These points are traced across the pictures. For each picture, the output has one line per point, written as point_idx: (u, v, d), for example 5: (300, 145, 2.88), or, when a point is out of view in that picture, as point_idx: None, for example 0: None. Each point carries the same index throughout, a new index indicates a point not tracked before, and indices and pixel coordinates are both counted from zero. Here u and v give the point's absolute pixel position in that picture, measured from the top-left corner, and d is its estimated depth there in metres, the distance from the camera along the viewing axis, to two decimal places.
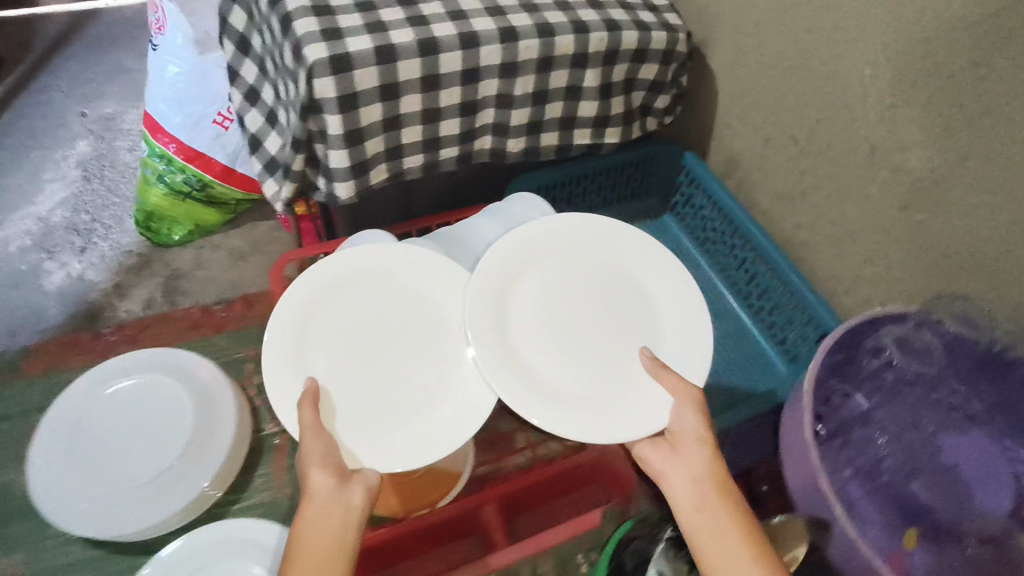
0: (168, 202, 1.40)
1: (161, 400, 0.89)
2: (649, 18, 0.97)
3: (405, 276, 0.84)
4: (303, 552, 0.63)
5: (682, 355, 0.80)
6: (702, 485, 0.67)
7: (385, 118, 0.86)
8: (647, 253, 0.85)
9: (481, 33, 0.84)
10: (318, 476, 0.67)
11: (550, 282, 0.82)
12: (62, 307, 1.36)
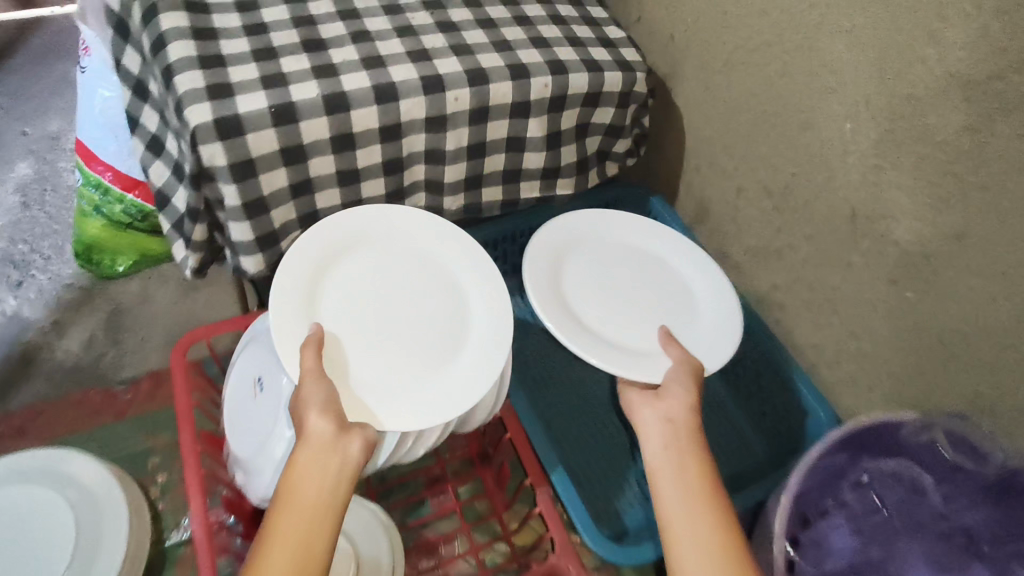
0: (108, 233, 1.21)
1: (40, 510, 0.81)
2: (602, 55, 0.86)
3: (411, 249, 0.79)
4: (291, 501, 0.56)
5: (711, 341, 0.79)
6: (671, 426, 0.63)
7: (293, 184, 0.74)
8: (682, 249, 0.89)
9: (400, 83, 0.72)
10: (318, 422, 0.60)
11: (587, 270, 0.84)
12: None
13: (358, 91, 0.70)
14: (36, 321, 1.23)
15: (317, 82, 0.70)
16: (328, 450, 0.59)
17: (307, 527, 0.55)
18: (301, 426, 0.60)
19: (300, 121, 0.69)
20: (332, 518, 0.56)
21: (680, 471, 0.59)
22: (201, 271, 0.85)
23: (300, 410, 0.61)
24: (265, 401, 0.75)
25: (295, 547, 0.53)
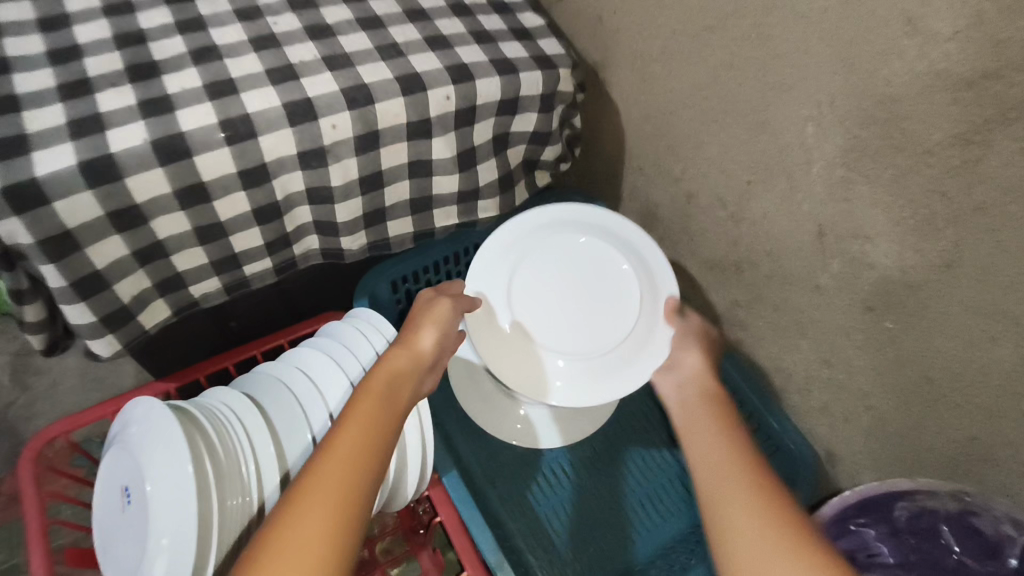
0: None
1: None
2: (517, 52, 0.71)
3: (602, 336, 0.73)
4: (378, 391, 0.54)
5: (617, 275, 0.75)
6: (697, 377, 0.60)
7: (137, 249, 0.59)
8: None
9: (257, 115, 0.58)
10: (427, 336, 0.62)
11: None
12: None
13: (201, 132, 0.56)
14: None
15: (146, 122, 0.55)
16: (417, 362, 0.59)
17: (377, 418, 0.51)
18: (412, 332, 0.62)
19: (128, 177, 0.54)
20: (390, 422, 0.52)
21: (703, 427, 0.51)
22: (53, 352, 0.69)
23: (415, 323, 0.63)
24: (134, 516, 0.60)
25: (351, 446, 0.48)
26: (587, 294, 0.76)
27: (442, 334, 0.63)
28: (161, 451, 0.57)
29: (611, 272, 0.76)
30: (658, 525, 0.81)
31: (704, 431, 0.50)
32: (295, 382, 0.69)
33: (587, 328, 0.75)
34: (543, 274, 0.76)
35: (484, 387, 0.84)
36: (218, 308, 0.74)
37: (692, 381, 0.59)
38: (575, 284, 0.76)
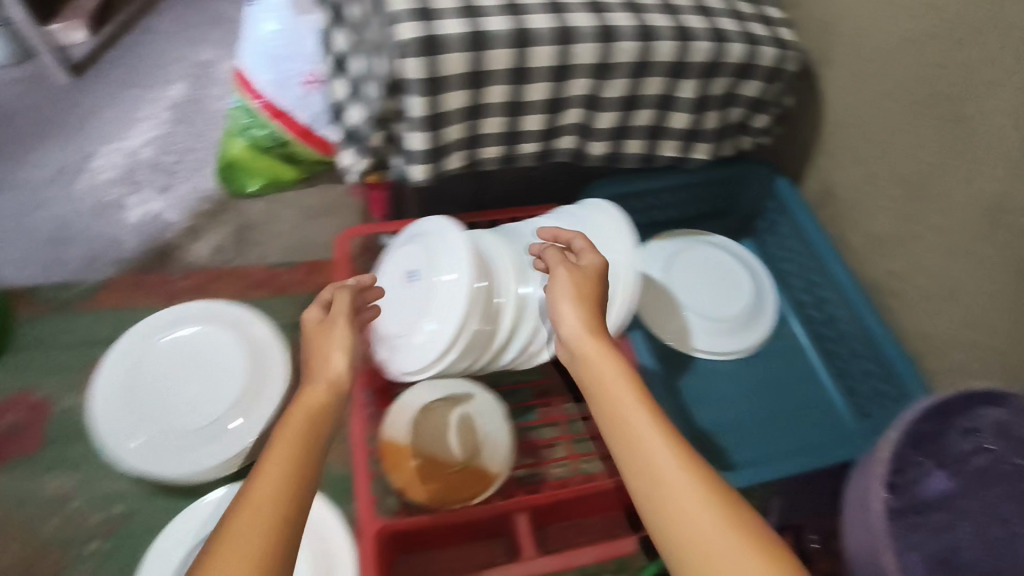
0: (250, 155, 1.38)
1: (214, 363, 0.86)
2: (759, 32, 0.91)
3: (716, 320, 1.01)
4: (303, 418, 0.53)
5: (742, 292, 1.03)
6: (584, 335, 0.60)
7: (467, 105, 0.83)
8: (709, 281, 1.04)
9: (578, 29, 0.81)
10: (339, 357, 0.60)
11: (688, 288, 1.03)
12: (133, 239, 1.39)
13: (541, 30, 0.80)
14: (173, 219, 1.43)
15: (506, 18, 0.79)
16: (337, 388, 0.58)
17: (298, 451, 0.51)
18: (322, 357, 0.61)
19: (488, 50, 0.79)
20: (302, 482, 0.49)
21: (602, 377, 0.56)
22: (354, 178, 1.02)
23: (320, 347, 0.61)
24: (416, 291, 0.85)
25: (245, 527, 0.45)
26: (721, 280, 1.04)
27: (352, 354, 0.62)
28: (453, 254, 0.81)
29: (732, 271, 1.06)
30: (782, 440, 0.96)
31: (637, 420, 0.53)
32: (532, 235, 0.91)
33: (709, 304, 1.02)
34: (701, 259, 1.06)
35: (660, 296, 1.02)
36: (482, 176, 0.98)
37: (599, 359, 0.58)
38: (718, 275, 1.05)
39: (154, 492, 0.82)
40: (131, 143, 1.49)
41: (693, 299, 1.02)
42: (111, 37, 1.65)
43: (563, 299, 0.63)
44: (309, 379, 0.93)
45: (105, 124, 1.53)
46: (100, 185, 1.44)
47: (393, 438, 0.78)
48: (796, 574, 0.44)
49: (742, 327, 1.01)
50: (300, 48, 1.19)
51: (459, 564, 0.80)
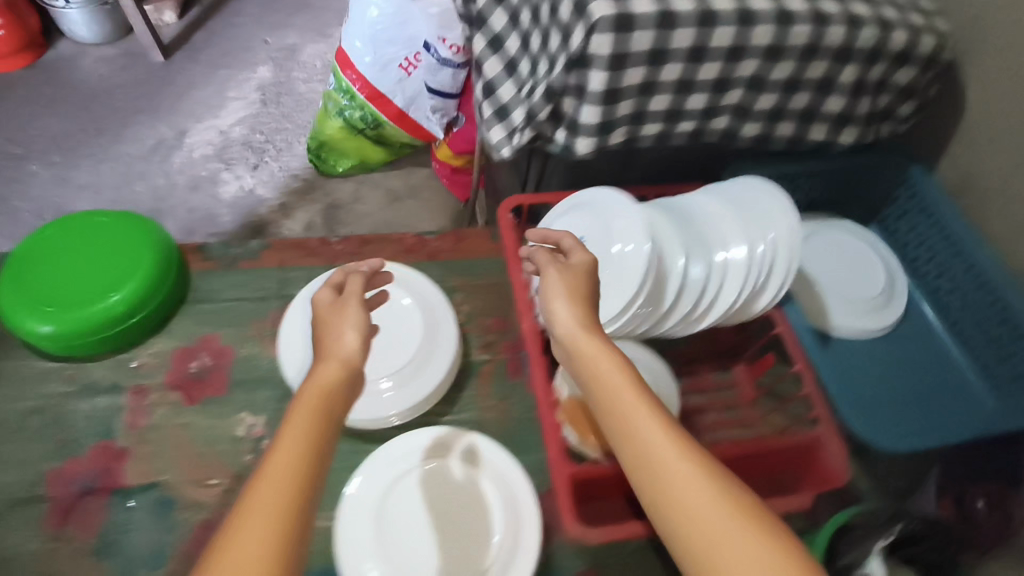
0: (341, 134, 1.61)
1: (391, 318, 0.92)
2: (918, 21, 0.94)
3: (850, 302, 1.06)
4: (306, 408, 0.54)
5: (873, 276, 1.08)
6: (585, 333, 0.62)
7: (643, 82, 0.88)
8: (842, 265, 1.09)
9: (758, 12, 0.85)
10: (351, 336, 0.61)
11: (823, 271, 1.08)
12: (233, 216, 1.65)
13: (724, 12, 0.84)
14: (266, 199, 1.68)
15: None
16: (349, 369, 0.59)
17: (301, 443, 0.51)
18: (335, 334, 0.61)
19: (675, 29, 0.83)
20: (299, 478, 0.49)
21: (603, 379, 0.58)
22: (481, 143, 1.17)
23: (329, 329, 0.62)
24: (586, 258, 0.91)
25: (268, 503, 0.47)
26: (854, 266, 1.09)
27: (359, 330, 0.62)
28: (630, 219, 0.87)
29: (863, 255, 1.10)
30: (920, 414, 1.00)
31: (642, 419, 0.54)
32: (691, 212, 0.95)
33: (844, 287, 1.07)
34: (832, 245, 1.11)
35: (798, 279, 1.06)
36: (633, 153, 1.02)
37: (602, 359, 0.59)
38: (849, 260, 1.09)
39: (339, 437, 0.88)
40: (224, 125, 1.77)
41: (829, 282, 1.07)
42: (200, 28, 1.96)
43: (558, 298, 0.66)
44: (469, 339, 0.98)
45: (203, 108, 1.79)
46: (198, 161, 1.71)
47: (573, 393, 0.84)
48: (802, 560, 0.46)
49: (875, 309, 1.06)
50: (402, 32, 1.36)
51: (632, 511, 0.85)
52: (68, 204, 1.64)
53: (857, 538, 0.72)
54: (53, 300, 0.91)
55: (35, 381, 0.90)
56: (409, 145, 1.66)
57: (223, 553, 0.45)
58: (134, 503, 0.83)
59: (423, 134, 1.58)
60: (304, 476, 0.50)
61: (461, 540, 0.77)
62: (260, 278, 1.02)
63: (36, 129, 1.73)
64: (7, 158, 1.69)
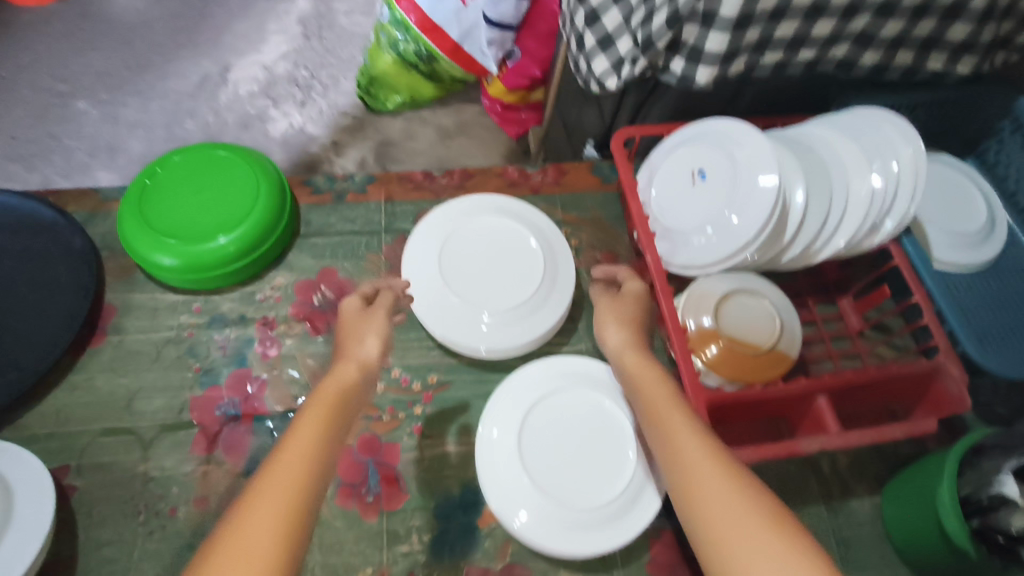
0: (393, 69, 1.55)
1: (509, 250, 0.93)
2: None
3: (959, 231, 1.03)
4: (325, 402, 0.62)
5: (975, 210, 1.07)
6: (636, 361, 0.72)
7: (775, 7, 0.84)
8: (946, 196, 1.07)
9: None
10: (370, 343, 0.73)
11: (930, 201, 1.05)
12: (286, 154, 1.62)
13: None
14: (318, 137, 1.66)
15: None
16: (364, 377, 0.68)
17: (311, 428, 0.58)
18: (358, 342, 0.73)
19: None
20: (305, 463, 0.54)
21: (660, 405, 0.63)
22: (575, 73, 1.14)
23: (357, 332, 0.75)
24: (706, 190, 0.92)
25: (296, 457, 0.54)
26: (958, 198, 1.07)
27: (379, 336, 0.75)
28: (756, 150, 0.87)
29: (964, 190, 1.09)
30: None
31: (695, 445, 0.57)
32: (810, 146, 0.97)
33: (951, 217, 1.05)
34: (935, 177, 1.09)
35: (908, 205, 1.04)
36: (743, 82, 1.00)
37: (651, 381, 0.68)
38: (953, 193, 1.08)
39: (462, 365, 0.91)
40: (269, 60, 1.70)
41: (937, 211, 1.04)
42: None
43: (612, 322, 0.78)
44: (580, 274, 1.01)
45: (246, 43, 1.72)
46: (247, 99, 1.66)
47: (701, 325, 0.88)
48: None
49: (981, 241, 1.04)
50: None
51: (749, 437, 0.90)
52: (121, 142, 1.59)
53: (993, 453, 0.73)
54: (176, 234, 0.91)
55: (165, 315, 0.92)
56: (461, 81, 1.61)
57: (230, 522, 0.48)
58: (275, 429, 0.85)
59: (478, 70, 1.52)
60: (313, 459, 0.55)
61: (606, 464, 0.80)
62: (369, 212, 1.03)
63: (79, 66, 1.64)
64: (54, 95, 1.61)
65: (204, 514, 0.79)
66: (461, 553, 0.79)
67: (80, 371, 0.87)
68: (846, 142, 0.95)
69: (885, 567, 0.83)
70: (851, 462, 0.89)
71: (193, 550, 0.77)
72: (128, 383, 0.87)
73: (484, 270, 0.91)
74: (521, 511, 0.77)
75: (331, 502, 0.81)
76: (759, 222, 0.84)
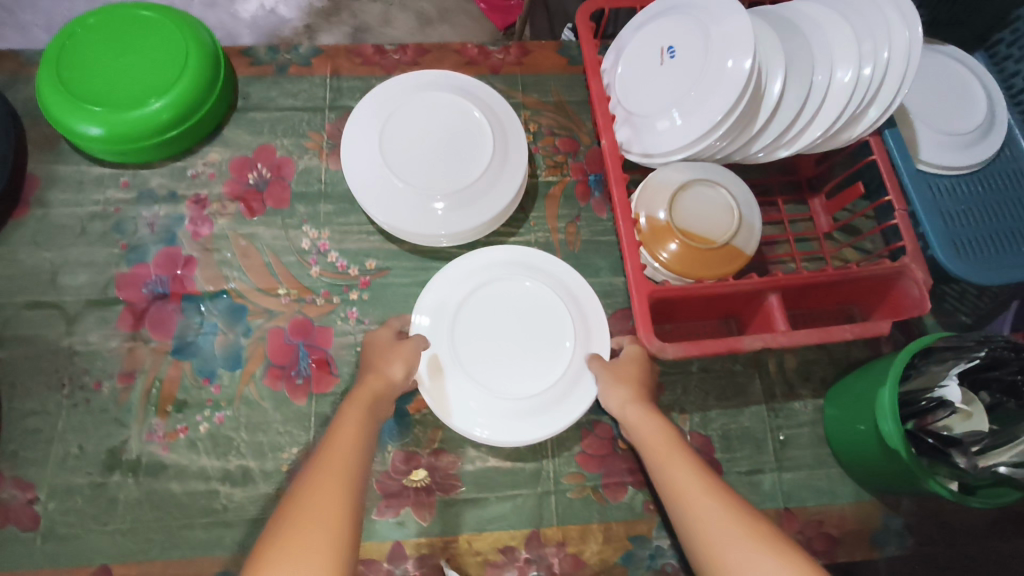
0: None
1: (456, 130, 0.86)
2: None
3: (955, 132, 0.96)
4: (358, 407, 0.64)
5: (976, 103, 0.98)
6: (650, 421, 0.68)
7: None
8: (944, 92, 0.99)
9: None
10: (395, 365, 0.72)
11: (923, 102, 0.98)
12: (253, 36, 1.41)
13: None
14: (290, 20, 1.45)
15: None
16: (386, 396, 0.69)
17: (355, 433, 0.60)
18: (385, 361, 0.72)
19: None
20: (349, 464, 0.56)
21: (667, 463, 0.62)
22: None
23: (380, 360, 0.73)
24: (675, 69, 0.83)
25: (352, 439, 0.59)
26: (958, 94, 0.99)
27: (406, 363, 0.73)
28: (732, 25, 0.77)
29: (965, 82, 1.00)
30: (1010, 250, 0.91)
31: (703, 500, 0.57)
32: (799, 24, 0.87)
33: (946, 118, 0.97)
34: (933, 72, 1.00)
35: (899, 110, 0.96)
36: None
37: (659, 445, 0.64)
38: (951, 88, 0.99)
39: (403, 253, 0.87)
40: None
41: (930, 111, 0.97)
42: None
43: (615, 383, 0.73)
44: (535, 160, 0.94)
45: None
46: None
47: (653, 219, 0.82)
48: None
49: (977, 140, 0.97)
50: None
51: (698, 332, 0.88)
52: None
53: (940, 359, 0.70)
54: (98, 100, 0.82)
55: (91, 189, 0.87)
56: None
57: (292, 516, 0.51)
58: (205, 309, 0.82)
59: None
60: (355, 463, 0.57)
61: (542, 360, 0.78)
62: (313, 88, 0.95)
63: None
64: None
65: (130, 390, 0.78)
66: (388, 437, 0.78)
67: (2, 243, 0.84)
68: (838, 23, 0.84)
69: (819, 467, 0.82)
70: (799, 364, 0.86)
71: (118, 424, 0.77)
72: (52, 258, 0.83)
73: (435, 151, 0.85)
74: (451, 399, 0.75)
75: (260, 383, 0.80)
76: (723, 105, 0.76)
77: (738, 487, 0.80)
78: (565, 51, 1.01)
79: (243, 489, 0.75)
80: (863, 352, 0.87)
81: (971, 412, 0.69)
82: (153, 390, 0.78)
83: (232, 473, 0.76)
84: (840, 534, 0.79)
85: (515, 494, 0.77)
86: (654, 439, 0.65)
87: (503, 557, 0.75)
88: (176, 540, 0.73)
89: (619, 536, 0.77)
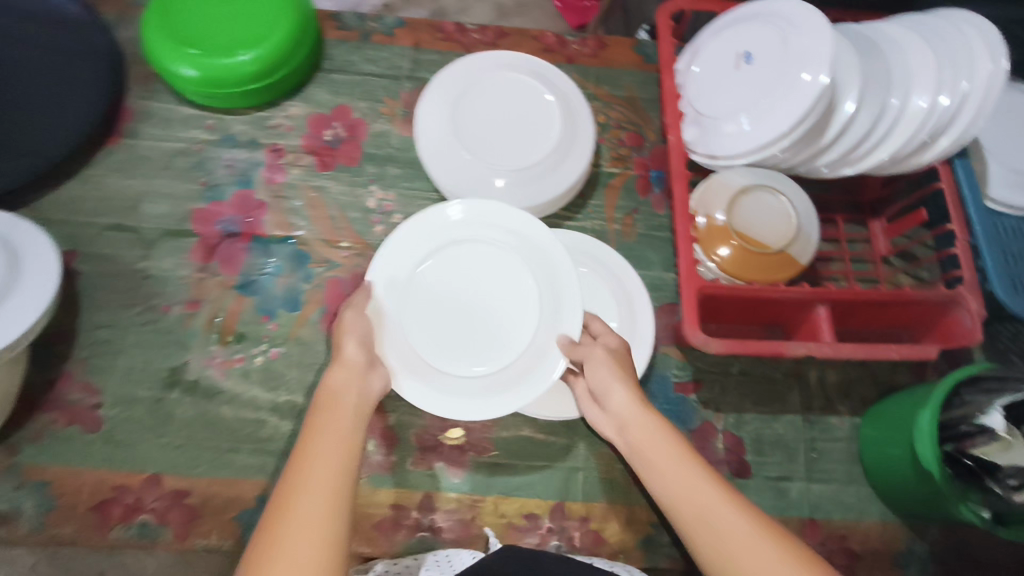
0: None
1: (527, 110, 0.88)
2: None
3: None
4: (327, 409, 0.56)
5: None
6: (655, 430, 0.60)
7: None
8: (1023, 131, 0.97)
9: None
10: (352, 346, 0.63)
11: (1002, 137, 0.97)
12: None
13: None
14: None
15: None
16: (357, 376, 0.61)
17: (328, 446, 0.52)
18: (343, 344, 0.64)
19: None
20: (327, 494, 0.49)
21: (685, 487, 0.55)
22: None
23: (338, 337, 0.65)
24: (749, 76, 0.84)
25: (326, 452, 0.52)
26: None
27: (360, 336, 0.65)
28: (812, 38, 0.78)
29: None
30: None
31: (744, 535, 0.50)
32: (880, 44, 0.87)
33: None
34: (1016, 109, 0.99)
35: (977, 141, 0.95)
36: None
37: (671, 467, 0.57)
38: None
39: None
40: None
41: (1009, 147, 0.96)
42: None
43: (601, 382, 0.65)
44: (599, 150, 0.96)
45: None
46: None
47: (712, 220, 0.84)
48: None
49: None
50: None
51: (742, 334, 0.89)
52: None
53: (986, 389, 0.69)
54: (196, 43, 0.86)
55: (179, 127, 0.92)
56: None
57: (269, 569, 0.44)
58: (271, 251, 0.86)
59: None
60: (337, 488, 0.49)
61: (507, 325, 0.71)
62: (395, 57, 0.99)
63: None
64: None
65: (194, 317, 0.83)
66: None
67: (93, 167, 0.89)
68: (921, 48, 0.84)
69: (849, 483, 0.82)
70: (840, 379, 0.87)
71: (180, 347, 0.81)
72: (137, 186, 0.89)
73: (504, 128, 0.88)
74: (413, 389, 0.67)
75: (315, 326, 0.83)
76: (793, 116, 0.77)
77: (764, 491, 0.81)
78: (640, 49, 1.03)
79: (290, 423, 0.79)
80: (905, 376, 0.87)
81: (1012, 442, 0.66)
82: (216, 320, 0.83)
83: (281, 407, 0.80)
84: (862, 551, 0.80)
85: (545, 465, 0.80)
86: (665, 453, 0.58)
87: (527, 523, 0.77)
88: (223, 462, 0.77)
89: (641, 520, 0.79)
